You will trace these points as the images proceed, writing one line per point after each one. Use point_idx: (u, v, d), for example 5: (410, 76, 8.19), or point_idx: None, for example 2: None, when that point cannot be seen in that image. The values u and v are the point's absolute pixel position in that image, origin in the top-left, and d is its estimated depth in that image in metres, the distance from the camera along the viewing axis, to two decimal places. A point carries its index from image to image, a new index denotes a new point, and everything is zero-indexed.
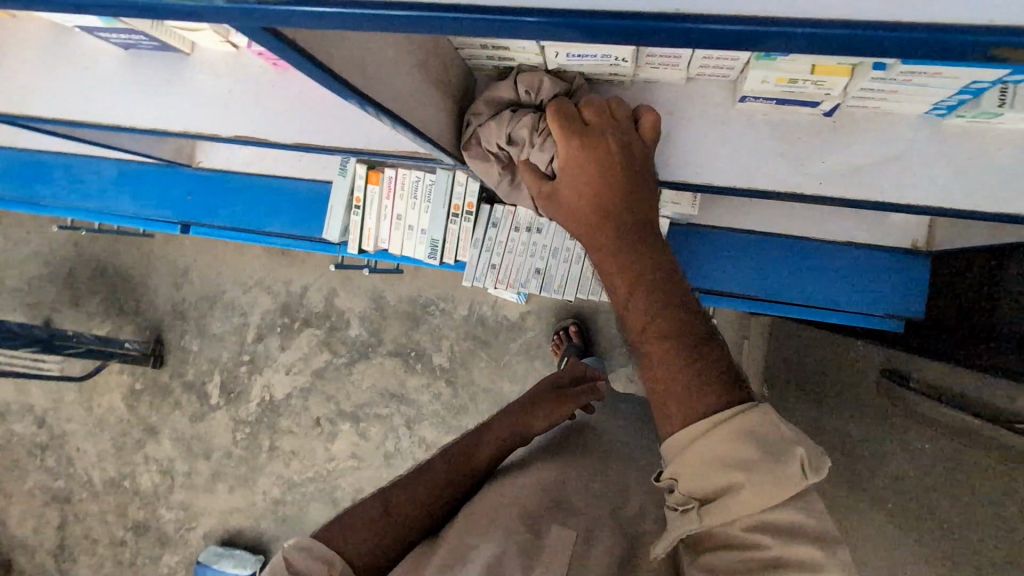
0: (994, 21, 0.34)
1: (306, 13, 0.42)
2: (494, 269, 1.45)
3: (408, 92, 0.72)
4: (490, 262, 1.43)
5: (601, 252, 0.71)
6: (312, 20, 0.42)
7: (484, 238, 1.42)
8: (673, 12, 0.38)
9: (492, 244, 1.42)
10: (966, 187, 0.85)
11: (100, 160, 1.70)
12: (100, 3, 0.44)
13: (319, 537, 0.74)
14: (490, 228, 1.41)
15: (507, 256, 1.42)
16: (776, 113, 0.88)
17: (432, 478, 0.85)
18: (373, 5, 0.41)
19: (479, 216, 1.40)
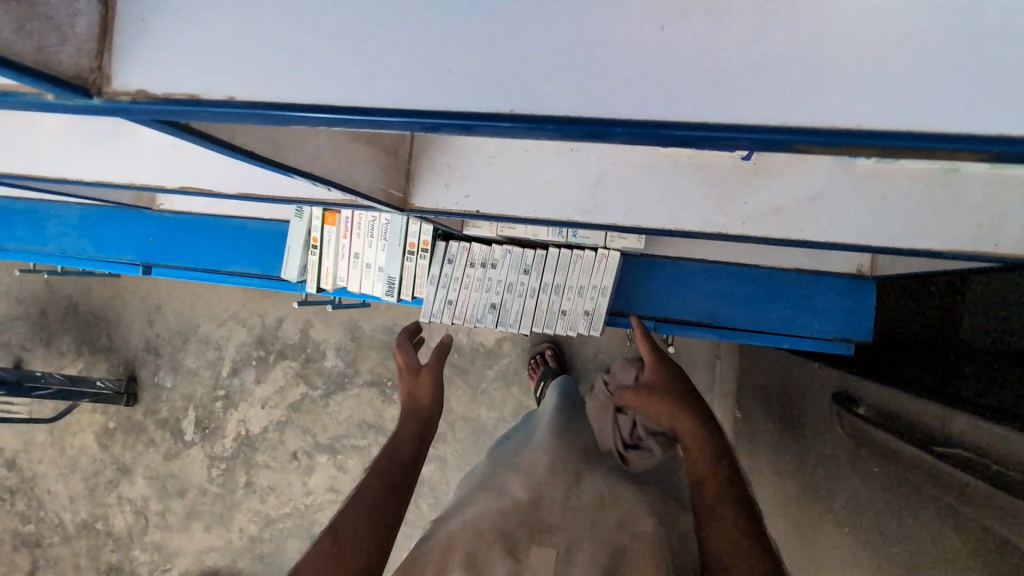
0: (790, 125, 0.37)
1: (212, 112, 0.41)
2: (452, 306, 1.43)
3: (329, 150, 0.74)
4: (448, 299, 1.42)
5: (654, 403, 0.86)
6: (220, 118, 0.42)
7: (440, 274, 1.40)
8: (508, 112, 0.39)
9: (449, 280, 1.41)
10: (884, 224, 0.88)
11: (62, 205, 1.71)
12: None
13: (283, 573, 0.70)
14: (446, 264, 1.40)
15: (463, 292, 1.41)
16: (700, 157, 0.92)
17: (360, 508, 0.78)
18: (266, 106, 0.40)
19: (434, 253, 1.40)
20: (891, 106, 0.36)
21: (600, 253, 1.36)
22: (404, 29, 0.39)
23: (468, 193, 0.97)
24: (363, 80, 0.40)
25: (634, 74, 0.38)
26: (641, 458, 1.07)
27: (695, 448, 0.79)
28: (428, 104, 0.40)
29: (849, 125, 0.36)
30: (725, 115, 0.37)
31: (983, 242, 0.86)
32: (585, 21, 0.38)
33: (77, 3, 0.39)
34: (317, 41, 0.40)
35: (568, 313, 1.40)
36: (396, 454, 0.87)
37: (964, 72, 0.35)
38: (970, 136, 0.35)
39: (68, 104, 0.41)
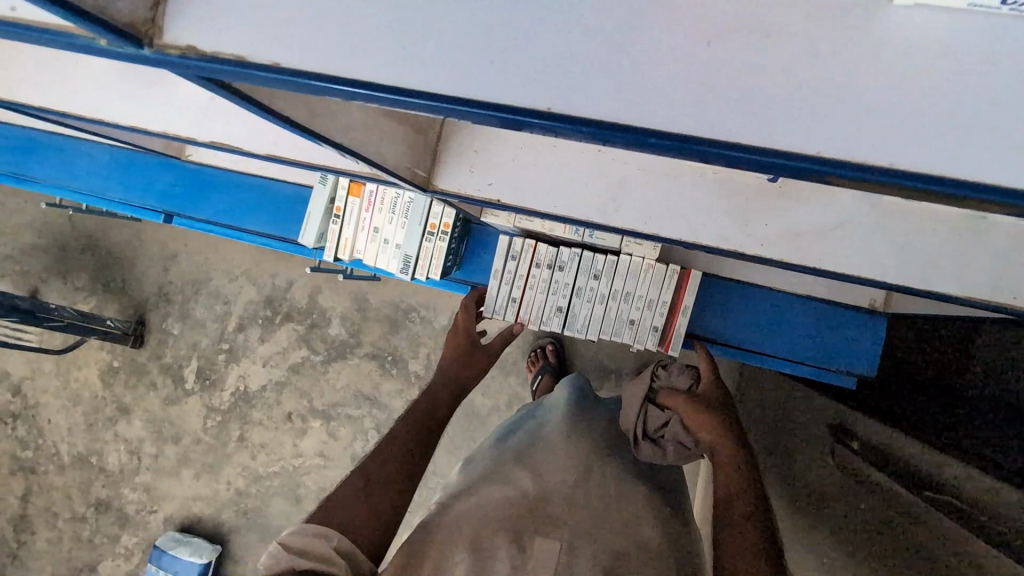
0: (820, 156, 0.37)
1: (258, 76, 0.42)
2: (515, 303, 1.43)
3: (359, 127, 0.75)
4: (510, 295, 1.42)
5: (702, 415, 0.90)
6: (264, 82, 0.43)
7: (506, 272, 1.41)
8: (542, 109, 0.40)
9: (514, 277, 1.41)
10: (902, 264, 0.87)
11: (94, 144, 1.74)
12: (24, 32, 0.42)
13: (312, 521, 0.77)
14: (510, 260, 1.41)
15: (527, 291, 1.41)
16: (728, 171, 0.91)
17: (379, 471, 0.83)
18: (309, 76, 0.41)
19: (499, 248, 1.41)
20: (924, 150, 0.36)
21: (673, 268, 1.35)
22: (450, 13, 0.40)
23: (490, 180, 0.97)
24: (402, 60, 0.41)
25: (674, 86, 0.38)
26: (653, 455, 1.08)
27: (727, 466, 0.81)
28: (472, 94, 0.40)
29: (881, 162, 0.37)
30: (756, 139, 0.38)
31: (1001, 293, 0.85)
32: (624, 26, 0.39)
33: None
34: (371, 19, 0.41)
35: (638, 323, 1.38)
36: (426, 415, 0.93)
37: (1003, 123, 0.35)
38: (1008, 189, 0.36)
39: (119, 52, 0.42)
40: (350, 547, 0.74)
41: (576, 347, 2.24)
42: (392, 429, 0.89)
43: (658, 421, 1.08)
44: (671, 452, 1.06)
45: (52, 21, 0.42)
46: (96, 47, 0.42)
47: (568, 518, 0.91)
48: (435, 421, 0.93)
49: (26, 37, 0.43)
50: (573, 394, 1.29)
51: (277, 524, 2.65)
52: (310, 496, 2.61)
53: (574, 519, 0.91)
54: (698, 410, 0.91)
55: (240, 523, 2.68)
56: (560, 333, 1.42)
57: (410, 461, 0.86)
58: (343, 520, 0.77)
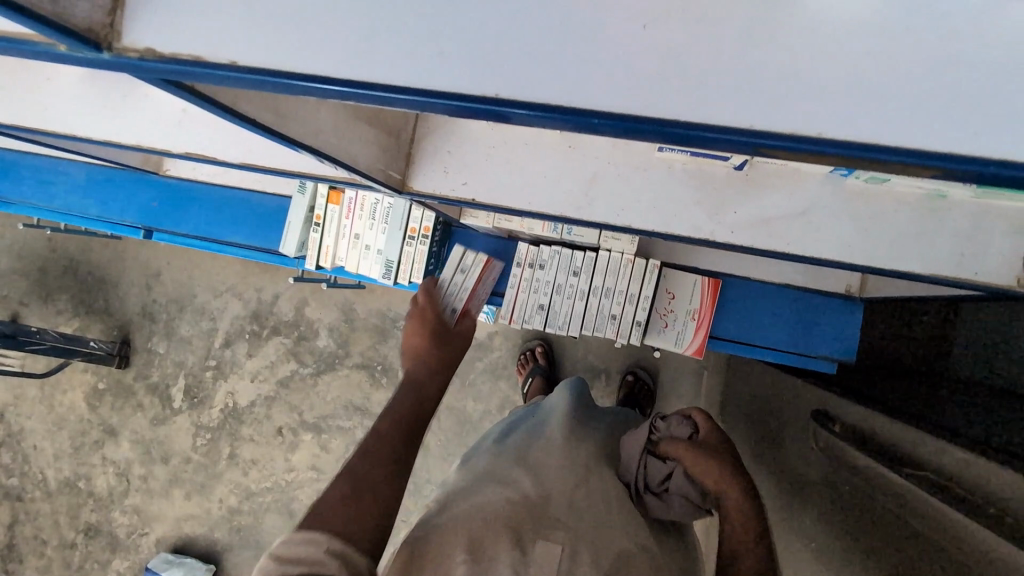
0: (755, 129, 0.39)
1: (217, 75, 0.44)
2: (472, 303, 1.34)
3: (330, 130, 0.76)
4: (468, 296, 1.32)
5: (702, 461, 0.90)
6: (224, 81, 0.44)
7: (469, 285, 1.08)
8: (493, 96, 0.41)
9: None
10: (867, 244, 0.89)
11: (70, 163, 1.74)
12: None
13: (304, 527, 0.73)
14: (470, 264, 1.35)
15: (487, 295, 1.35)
16: (695, 163, 0.93)
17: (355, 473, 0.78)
18: (266, 72, 0.43)
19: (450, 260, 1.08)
20: (853, 120, 0.38)
21: (695, 278, 1.44)
22: (397, 8, 0.42)
23: (465, 181, 0.99)
24: (354, 53, 0.42)
25: (614, 68, 0.40)
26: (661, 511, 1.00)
27: (732, 513, 0.85)
28: (426, 85, 0.42)
29: (809, 132, 0.39)
30: (693, 116, 0.40)
31: (963, 270, 0.87)
32: (564, 15, 0.41)
33: None
34: (327, 16, 0.42)
35: (668, 327, 1.45)
36: (416, 409, 0.86)
37: (925, 91, 0.38)
38: (926, 152, 0.38)
39: (78, 56, 0.43)
40: (343, 547, 0.71)
41: (565, 348, 2.25)
42: (377, 427, 0.83)
43: (661, 473, 0.99)
44: (678, 507, 0.98)
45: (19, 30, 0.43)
46: (66, 55, 0.43)
47: (558, 516, 0.91)
48: (424, 411, 0.87)
49: None
50: (565, 394, 1.31)
51: (271, 540, 2.62)
52: (303, 510, 2.59)
53: (571, 520, 0.92)
54: (705, 460, 0.90)
55: (233, 541, 2.65)
56: (541, 330, 1.44)
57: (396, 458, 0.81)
58: (333, 523, 0.73)
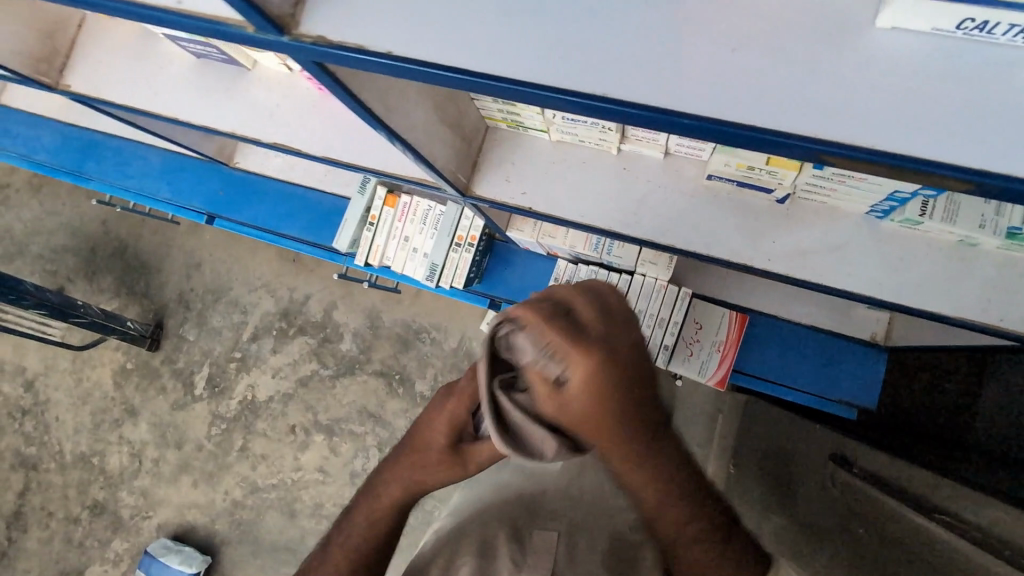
0: (818, 137, 0.47)
1: (367, 60, 0.53)
2: None
3: (420, 129, 0.86)
4: None
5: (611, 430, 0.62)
6: (372, 65, 0.54)
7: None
8: (598, 94, 0.50)
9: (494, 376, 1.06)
10: (895, 282, 0.96)
11: (149, 149, 1.88)
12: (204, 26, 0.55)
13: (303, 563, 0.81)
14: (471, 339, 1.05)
15: None
16: (739, 194, 1.02)
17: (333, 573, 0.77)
18: (410, 59, 0.52)
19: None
20: (903, 135, 0.45)
21: (724, 311, 1.48)
22: (526, 21, 0.52)
23: (524, 190, 1.08)
24: (485, 52, 0.52)
25: (703, 80, 0.49)
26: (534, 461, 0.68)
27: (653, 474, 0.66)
28: (543, 82, 0.51)
29: (865, 142, 0.46)
30: (765, 121, 0.47)
31: (990, 315, 0.92)
32: (664, 37, 0.50)
33: None
34: (467, 22, 0.52)
35: (692, 356, 1.50)
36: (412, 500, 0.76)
37: (967, 119, 0.45)
38: (967, 166, 0.44)
39: (262, 37, 0.54)
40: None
41: None
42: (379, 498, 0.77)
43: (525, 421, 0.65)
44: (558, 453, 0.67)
45: (228, 16, 0.54)
46: (251, 35, 0.54)
47: (566, 511, 0.96)
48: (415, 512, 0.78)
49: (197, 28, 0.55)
50: None
51: (268, 538, 2.64)
52: (305, 511, 2.62)
53: (580, 513, 0.96)
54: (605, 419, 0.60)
55: (232, 536, 2.67)
56: None
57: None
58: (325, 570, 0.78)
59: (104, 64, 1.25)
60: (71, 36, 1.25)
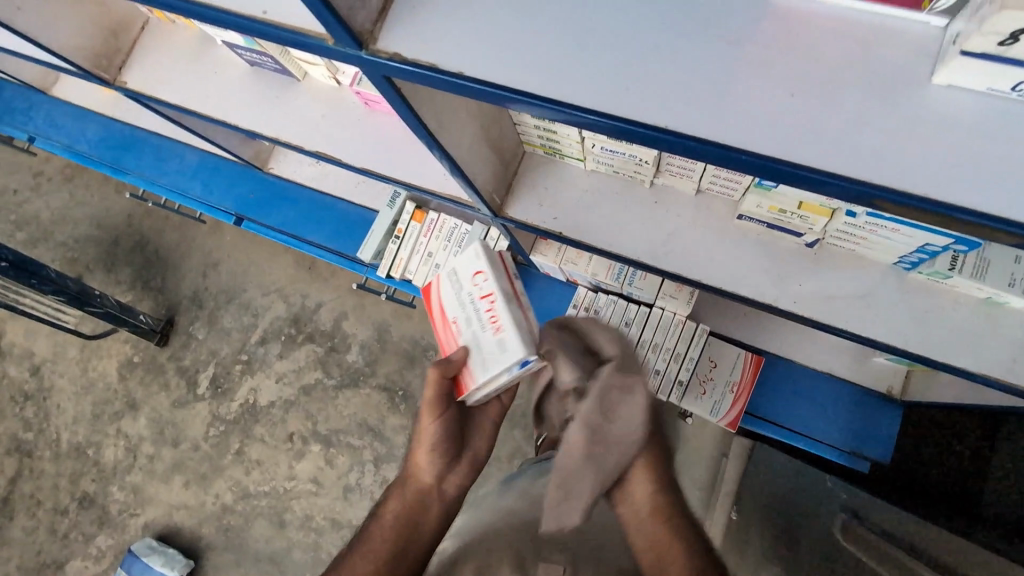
0: (870, 181, 0.48)
1: (438, 78, 0.57)
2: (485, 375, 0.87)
3: (464, 146, 0.89)
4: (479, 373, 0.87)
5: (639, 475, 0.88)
6: (442, 83, 0.57)
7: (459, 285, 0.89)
8: (658, 125, 0.52)
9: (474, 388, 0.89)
10: (920, 334, 0.96)
11: (187, 148, 1.93)
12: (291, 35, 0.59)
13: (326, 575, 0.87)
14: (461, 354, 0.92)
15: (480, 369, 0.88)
16: (768, 235, 1.04)
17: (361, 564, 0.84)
18: (480, 81, 0.55)
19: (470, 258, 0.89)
20: (953, 186, 0.47)
21: (739, 352, 1.48)
22: (592, 51, 0.55)
23: (556, 215, 1.10)
24: (551, 77, 0.55)
25: (760, 118, 0.51)
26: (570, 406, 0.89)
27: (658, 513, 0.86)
28: (605, 110, 0.54)
29: (915, 190, 0.47)
30: (819, 163, 0.49)
31: (1014, 374, 0.91)
32: (726, 74, 0.52)
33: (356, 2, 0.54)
34: (538, 51, 0.55)
35: (705, 394, 1.49)
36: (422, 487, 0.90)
37: (1015, 174, 0.46)
38: (1012, 221, 0.46)
39: (343, 50, 0.58)
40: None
41: None
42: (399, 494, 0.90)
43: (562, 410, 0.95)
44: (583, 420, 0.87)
45: (313, 30, 0.58)
46: (332, 47, 0.58)
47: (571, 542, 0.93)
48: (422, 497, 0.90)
49: (285, 37, 0.60)
50: None
51: (254, 547, 2.59)
52: (294, 522, 2.57)
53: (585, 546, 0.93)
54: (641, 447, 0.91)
55: (219, 541, 2.62)
56: None
57: (396, 553, 0.86)
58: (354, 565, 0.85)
59: (160, 62, 1.30)
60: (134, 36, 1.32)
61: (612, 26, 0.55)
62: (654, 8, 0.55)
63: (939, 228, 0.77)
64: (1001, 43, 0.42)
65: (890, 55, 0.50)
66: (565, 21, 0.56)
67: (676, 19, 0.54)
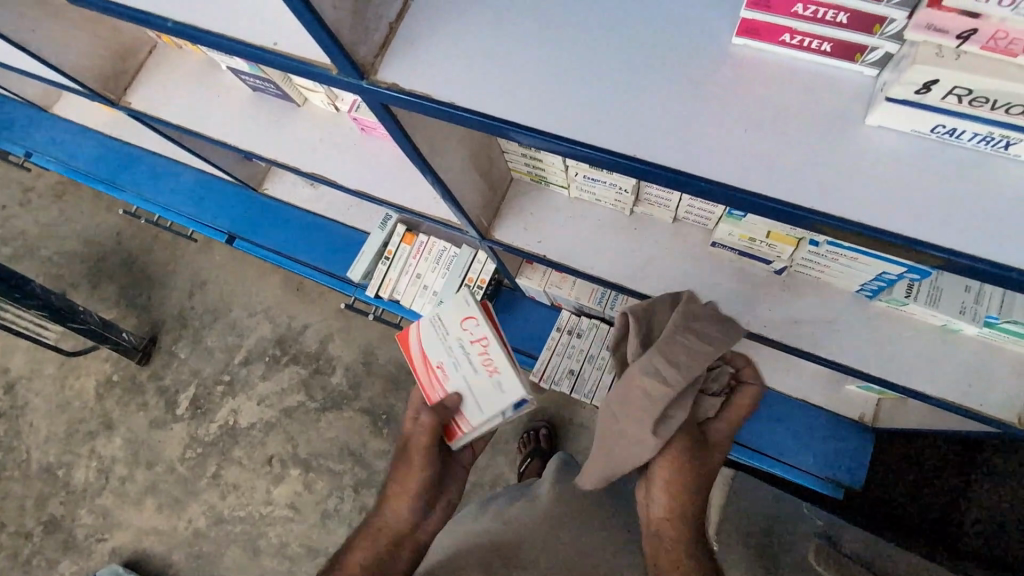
0: (816, 209, 0.54)
1: (431, 107, 0.62)
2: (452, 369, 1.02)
3: (454, 172, 0.95)
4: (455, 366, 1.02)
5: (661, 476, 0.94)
6: (435, 112, 0.62)
7: (467, 400, 1.00)
8: (629, 153, 0.58)
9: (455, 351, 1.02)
10: (881, 358, 1.02)
11: (184, 167, 1.97)
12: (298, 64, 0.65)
13: None
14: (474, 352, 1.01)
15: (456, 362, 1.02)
16: (741, 261, 1.10)
17: None
18: (470, 110, 0.61)
19: (496, 404, 0.98)
20: (886, 214, 0.53)
21: None
22: (570, 86, 0.61)
23: (540, 239, 1.16)
24: (533, 109, 0.60)
25: (719, 151, 0.57)
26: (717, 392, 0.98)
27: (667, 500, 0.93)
28: (581, 139, 0.59)
29: (853, 217, 0.53)
30: (770, 192, 0.55)
31: (969, 399, 0.97)
32: (689, 111, 0.58)
33: (354, 41, 0.60)
34: (523, 85, 0.61)
35: None
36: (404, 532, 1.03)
37: (938, 205, 0.53)
38: (938, 245, 0.51)
39: (345, 80, 0.63)
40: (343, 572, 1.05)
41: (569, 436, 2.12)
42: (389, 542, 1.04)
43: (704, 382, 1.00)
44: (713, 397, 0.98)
45: (320, 60, 0.64)
46: (336, 76, 0.64)
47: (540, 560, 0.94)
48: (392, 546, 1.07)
49: (292, 65, 0.66)
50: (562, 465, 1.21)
51: None
52: (268, 549, 2.51)
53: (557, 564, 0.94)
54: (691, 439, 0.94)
55: (189, 568, 2.54)
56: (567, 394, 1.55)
57: None
58: None
59: (167, 84, 1.36)
60: (141, 60, 1.37)
61: (588, 65, 0.61)
62: (625, 51, 0.61)
63: (893, 257, 0.84)
64: (918, 91, 0.49)
65: (833, 99, 0.57)
66: (545, 59, 0.62)
67: (645, 61, 0.60)
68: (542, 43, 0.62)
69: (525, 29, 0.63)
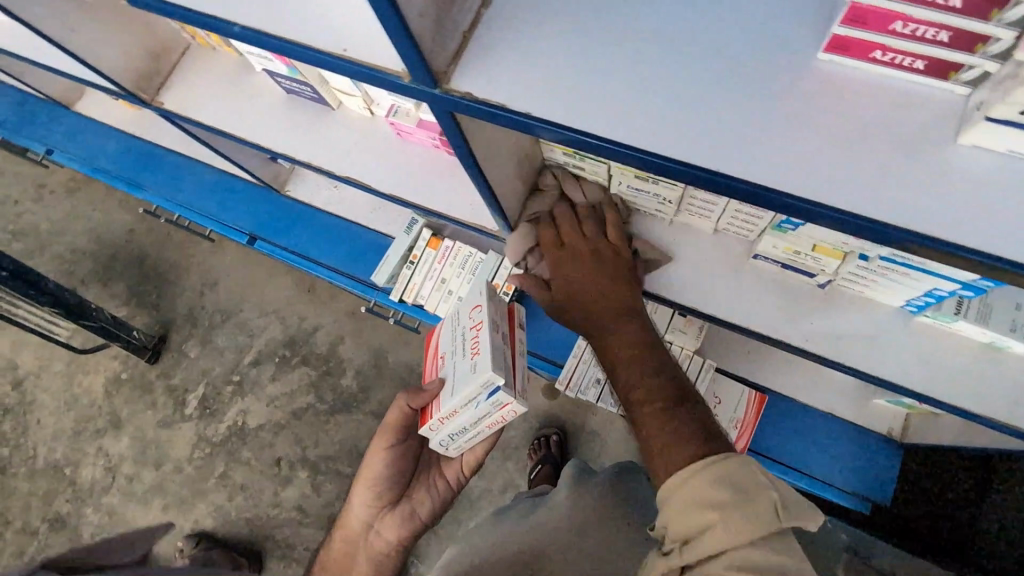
0: (907, 227, 0.53)
1: (507, 116, 0.62)
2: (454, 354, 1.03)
3: (502, 179, 0.94)
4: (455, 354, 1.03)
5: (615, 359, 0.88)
6: (509, 121, 0.62)
7: (447, 386, 1.01)
8: (711, 166, 0.58)
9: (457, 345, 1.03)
10: (925, 374, 1.00)
11: (205, 167, 1.96)
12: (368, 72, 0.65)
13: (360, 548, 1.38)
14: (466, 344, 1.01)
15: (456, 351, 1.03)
16: (781, 274, 1.09)
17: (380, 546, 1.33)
18: (548, 119, 0.60)
19: (463, 389, 0.94)
20: (979, 233, 0.52)
21: (743, 390, 1.50)
22: (651, 97, 0.60)
23: None
24: (612, 119, 0.60)
25: (805, 166, 0.56)
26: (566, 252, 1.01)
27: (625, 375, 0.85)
28: (661, 151, 0.59)
29: (945, 236, 0.53)
30: (858, 209, 0.55)
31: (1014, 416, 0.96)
32: (774, 124, 0.58)
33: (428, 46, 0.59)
34: (601, 95, 0.61)
35: None
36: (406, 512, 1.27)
37: None
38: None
39: (420, 88, 0.63)
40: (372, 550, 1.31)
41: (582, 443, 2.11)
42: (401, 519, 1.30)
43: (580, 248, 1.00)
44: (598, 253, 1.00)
45: (393, 68, 0.64)
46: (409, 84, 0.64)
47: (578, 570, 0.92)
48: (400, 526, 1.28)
49: (362, 73, 0.65)
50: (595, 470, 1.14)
51: None
52: (275, 551, 2.50)
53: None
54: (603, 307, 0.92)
55: None
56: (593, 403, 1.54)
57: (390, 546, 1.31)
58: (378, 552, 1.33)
59: (200, 84, 1.35)
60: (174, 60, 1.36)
61: (669, 75, 0.60)
62: (706, 62, 0.60)
63: (948, 273, 0.83)
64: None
65: (922, 117, 0.56)
66: (625, 69, 0.61)
67: (728, 73, 0.60)
68: (623, 52, 0.62)
69: (605, 38, 0.62)
